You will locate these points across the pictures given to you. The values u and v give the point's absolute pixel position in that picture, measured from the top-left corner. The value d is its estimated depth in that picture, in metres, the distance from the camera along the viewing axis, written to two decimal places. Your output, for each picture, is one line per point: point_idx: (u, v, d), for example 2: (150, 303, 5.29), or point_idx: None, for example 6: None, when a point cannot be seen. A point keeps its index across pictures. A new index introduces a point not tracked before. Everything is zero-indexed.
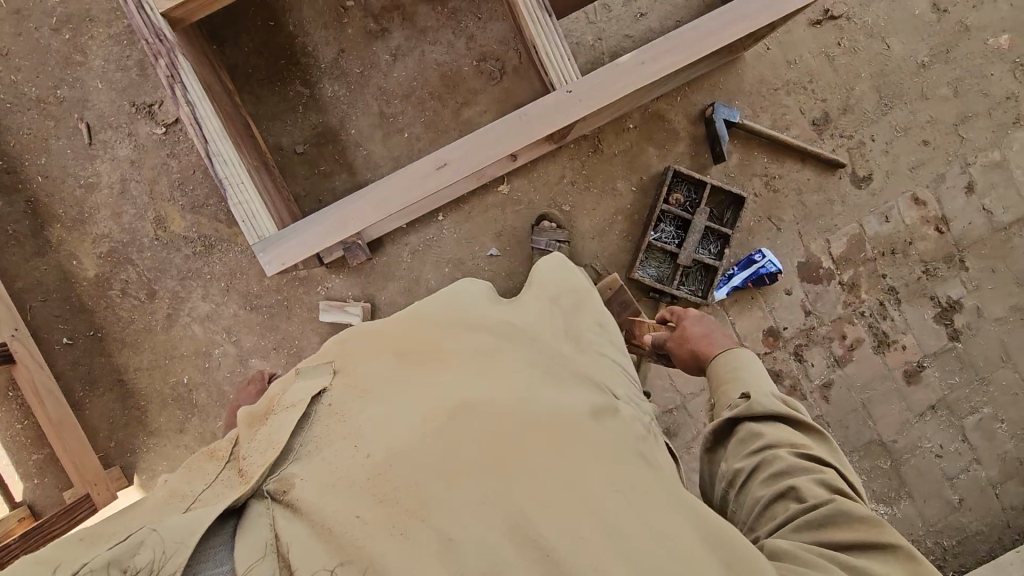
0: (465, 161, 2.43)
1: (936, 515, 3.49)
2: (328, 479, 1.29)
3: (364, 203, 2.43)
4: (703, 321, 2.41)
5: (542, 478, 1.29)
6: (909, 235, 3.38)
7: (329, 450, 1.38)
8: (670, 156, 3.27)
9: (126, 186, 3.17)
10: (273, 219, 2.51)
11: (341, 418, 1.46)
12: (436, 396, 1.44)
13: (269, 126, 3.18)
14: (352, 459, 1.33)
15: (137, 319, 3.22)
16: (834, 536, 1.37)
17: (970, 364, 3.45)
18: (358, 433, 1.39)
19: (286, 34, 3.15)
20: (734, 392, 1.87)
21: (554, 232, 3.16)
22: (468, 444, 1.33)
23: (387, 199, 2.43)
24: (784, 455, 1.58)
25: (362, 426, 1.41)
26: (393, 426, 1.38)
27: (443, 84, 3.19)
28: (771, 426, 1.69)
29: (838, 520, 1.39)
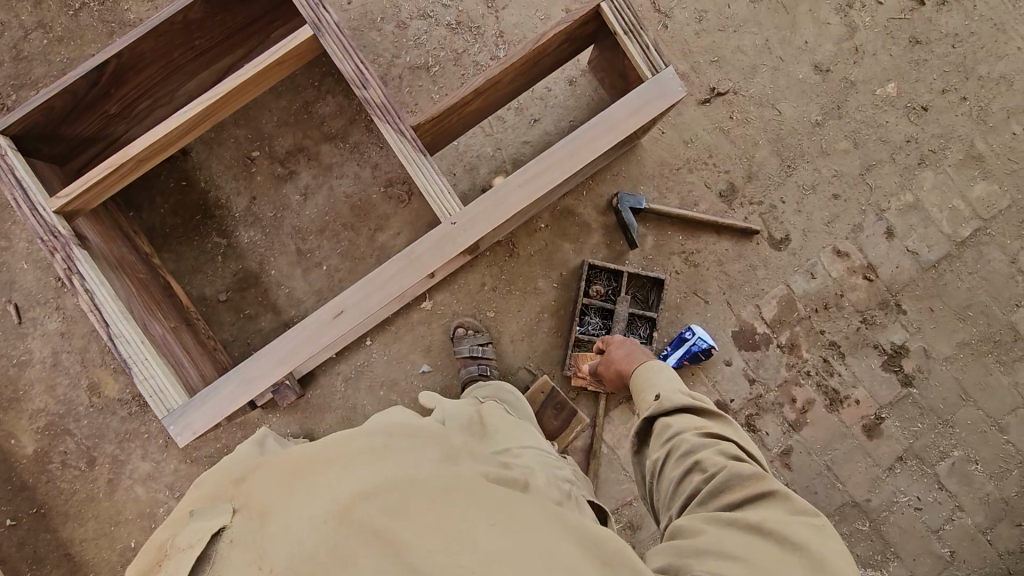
0: (361, 305, 2.52)
1: (929, 572, 3.30)
2: None
3: (267, 362, 2.49)
4: (626, 344, 2.69)
5: (454, 540, 1.26)
6: (839, 288, 3.33)
7: (229, 570, 1.26)
8: (586, 248, 3.28)
9: (58, 358, 3.24)
10: (183, 388, 2.56)
11: (241, 548, 1.30)
12: (338, 490, 1.35)
13: (192, 279, 3.27)
14: None
15: (79, 488, 3.25)
16: (727, 498, 1.62)
17: (931, 409, 3.32)
18: (256, 546, 1.29)
19: (198, 190, 3.28)
20: (649, 394, 2.16)
21: (474, 335, 3.18)
22: (377, 522, 1.27)
23: (292, 353, 2.50)
24: (688, 438, 1.83)
25: (261, 538, 1.30)
26: (292, 528, 1.28)
27: (354, 214, 3.28)
28: (678, 417, 1.95)
29: (731, 483, 1.64)
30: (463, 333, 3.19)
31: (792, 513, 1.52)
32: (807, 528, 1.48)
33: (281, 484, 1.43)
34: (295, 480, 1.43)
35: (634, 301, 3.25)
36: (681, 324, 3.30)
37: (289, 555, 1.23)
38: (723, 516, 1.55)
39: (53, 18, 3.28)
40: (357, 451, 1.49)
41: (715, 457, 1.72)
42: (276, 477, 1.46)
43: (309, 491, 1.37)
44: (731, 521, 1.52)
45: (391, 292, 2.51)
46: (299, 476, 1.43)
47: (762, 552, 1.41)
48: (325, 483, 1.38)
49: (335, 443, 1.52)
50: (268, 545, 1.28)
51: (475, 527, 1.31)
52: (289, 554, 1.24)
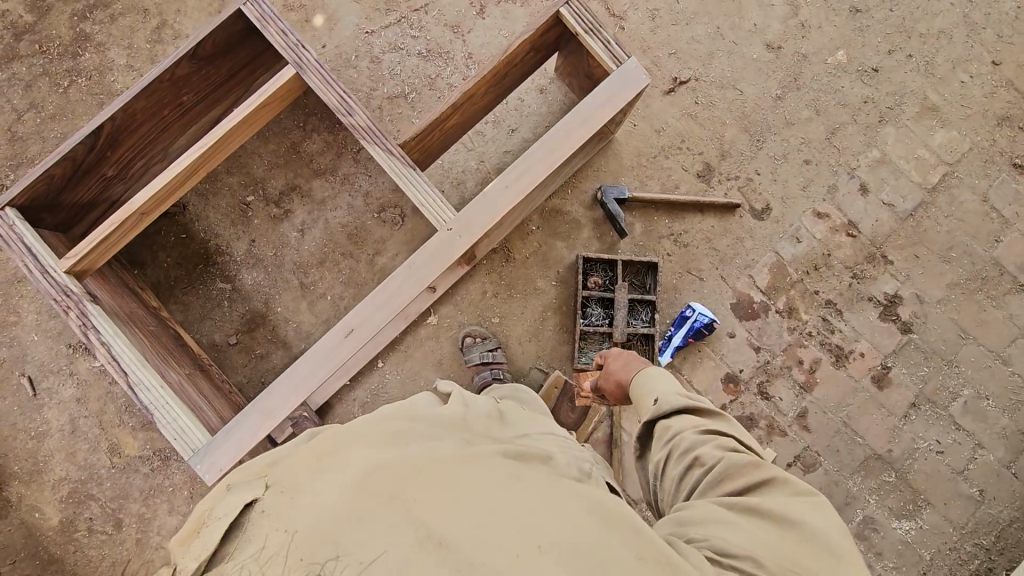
0: (371, 321, 2.58)
1: (963, 515, 3.33)
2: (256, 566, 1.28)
3: (284, 389, 2.53)
4: (622, 356, 2.58)
5: (468, 514, 1.38)
6: (825, 248, 3.45)
7: (259, 531, 1.39)
8: (578, 243, 3.39)
9: (76, 424, 3.26)
10: (205, 427, 2.58)
11: (272, 512, 1.43)
12: (356, 467, 1.49)
13: (201, 327, 3.33)
14: (278, 541, 1.33)
15: (109, 552, 3.22)
16: (729, 489, 1.69)
17: (935, 351, 3.41)
18: (285, 511, 1.41)
19: (198, 240, 3.37)
20: (646, 399, 2.15)
21: (483, 343, 3.25)
22: (387, 491, 1.40)
23: (308, 376, 2.56)
24: (688, 436, 1.87)
25: (290, 505, 1.43)
26: (320, 497, 1.41)
27: (352, 243, 3.38)
28: (676, 416, 1.97)
29: (731, 474, 1.71)
30: (473, 341, 3.26)
31: (791, 500, 1.61)
32: (807, 514, 1.57)
33: (308, 467, 1.57)
34: (321, 463, 1.57)
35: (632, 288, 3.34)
36: (681, 303, 3.39)
37: (317, 519, 1.35)
38: (722, 504, 1.64)
39: (43, 97, 3.41)
40: (376, 442, 1.63)
41: (718, 444, 1.79)
42: (302, 460, 1.61)
43: (333, 472, 1.50)
44: (728, 506, 1.63)
45: (399, 304, 2.58)
46: (323, 461, 1.58)
47: (759, 539, 1.52)
48: (348, 463, 1.52)
49: (356, 433, 1.67)
50: (294, 510, 1.40)
51: (489, 505, 1.43)
52: (315, 516, 1.36)
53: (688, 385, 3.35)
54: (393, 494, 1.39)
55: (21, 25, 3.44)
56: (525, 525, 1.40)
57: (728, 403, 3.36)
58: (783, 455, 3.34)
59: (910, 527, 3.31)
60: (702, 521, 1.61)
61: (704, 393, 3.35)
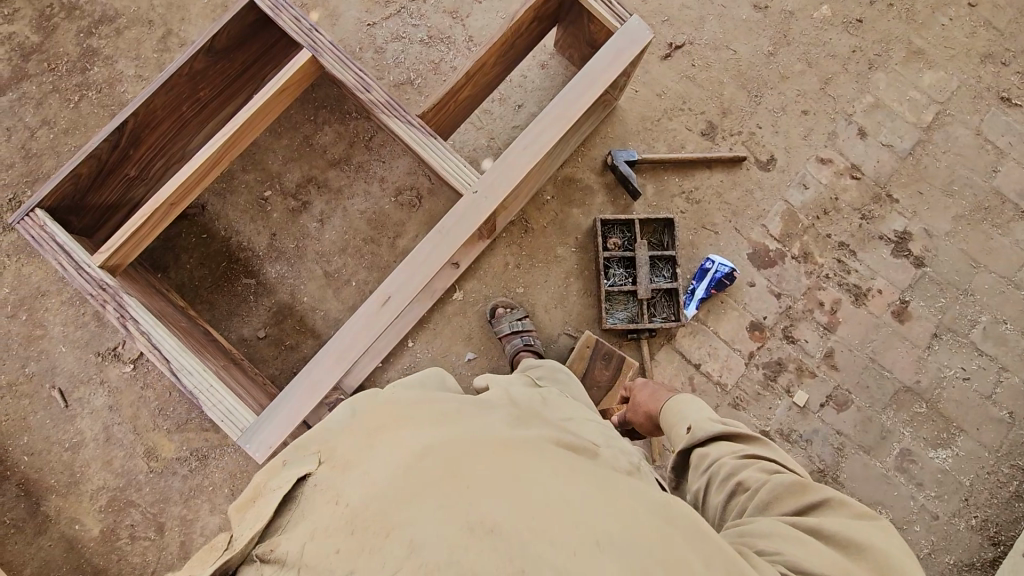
0: (405, 288, 2.62)
1: (996, 438, 3.39)
2: (310, 534, 1.37)
3: (327, 360, 2.58)
4: (648, 385, 2.79)
5: (510, 491, 1.41)
6: (832, 192, 3.55)
7: (311, 509, 1.46)
8: (594, 209, 3.47)
9: (110, 432, 3.24)
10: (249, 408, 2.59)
11: (324, 488, 1.51)
12: (404, 450, 1.55)
13: (229, 324, 3.34)
14: (331, 512, 1.41)
15: (154, 557, 3.18)
16: (778, 509, 1.73)
17: (948, 282, 3.50)
18: (338, 490, 1.48)
19: (219, 239, 3.40)
20: (682, 429, 2.26)
21: (513, 316, 3.22)
22: (433, 471, 1.45)
23: (349, 348, 2.59)
24: (728, 461, 1.94)
25: (342, 484, 1.50)
26: (373, 478, 1.46)
27: (371, 228, 3.42)
28: (713, 444, 2.06)
29: (778, 493, 1.75)
30: (502, 314, 3.25)
31: (854, 522, 1.61)
32: (869, 534, 1.57)
33: (360, 448, 1.63)
34: (372, 445, 1.63)
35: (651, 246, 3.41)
36: (700, 257, 3.46)
37: (370, 499, 1.40)
38: (779, 521, 1.67)
39: (54, 114, 3.46)
40: (427, 430, 1.67)
41: (765, 469, 1.85)
42: (354, 442, 1.68)
43: (386, 455, 1.55)
44: (788, 524, 1.65)
45: (430, 270, 2.62)
46: (374, 444, 1.63)
47: (822, 553, 1.53)
48: (398, 448, 1.57)
49: (404, 421, 1.72)
50: (346, 490, 1.47)
51: (540, 491, 1.44)
52: (367, 498, 1.41)
53: (715, 336, 3.41)
54: (444, 478, 1.43)
55: (28, 46, 3.50)
56: (567, 502, 1.43)
57: (755, 350, 3.41)
58: (815, 396, 3.38)
59: (946, 455, 3.36)
60: (762, 536, 1.63)
61: (732, 343, 3.41)
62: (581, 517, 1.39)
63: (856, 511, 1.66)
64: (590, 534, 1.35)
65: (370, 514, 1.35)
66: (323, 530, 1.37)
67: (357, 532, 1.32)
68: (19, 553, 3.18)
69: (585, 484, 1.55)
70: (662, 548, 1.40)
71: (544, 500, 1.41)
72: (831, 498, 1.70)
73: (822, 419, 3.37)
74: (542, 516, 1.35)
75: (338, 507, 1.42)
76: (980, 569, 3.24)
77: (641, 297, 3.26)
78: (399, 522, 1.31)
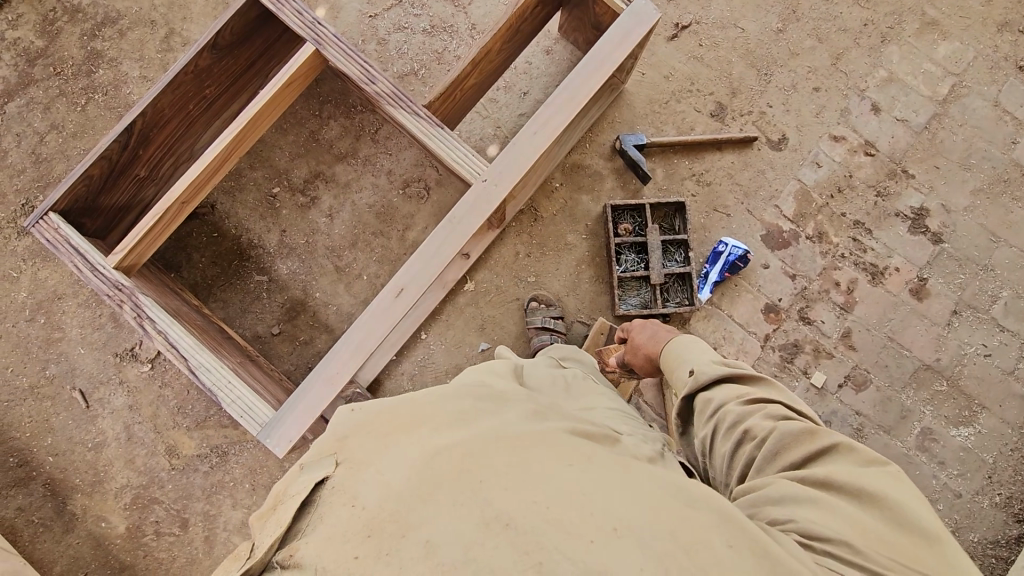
0: (418, 279, 2.61)
1: (1019, 414, 3.34)
2: (327, 535, 1.37)
3: (343, 353, 2.58)
4: (646, 325, 2.70)
5: (526, 484, 1.41)
6: (846, 170, 3.49)
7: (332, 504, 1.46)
8: (603, 195, 3.43)
9: (131, 431, 3.29)
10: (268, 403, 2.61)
11: (339, 486, 1.50)
12: (416, 446, 1.55)
13: (243, 321, 3.36)
14: (347, 513, 1.41)
15: (179, 553, 3.23)
16: (787, 459, 1.78)
17: (967, 257, 3.43)
18: (358, 484, 1.48)
19: (230, 237, 3.41)
20: (682, 370, 2.27)
21: (547, 309, 3.27)
22: (448, 468, 1.45)
23: (364, 341, 2.59)
24: (733, 408, 1.97)
25: (363, 477, 1.49)
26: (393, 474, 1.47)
27: (380, 221, 3.42)
28: (716, 388, 2.09)
29: (786, 442, 1.80)
30: (536, 306, 3.29)
31: (862, 474, 1.66)
32: (879, 487, 1.62)
33: (379, 437, 1.62)
34: (389, 436, 1.61)
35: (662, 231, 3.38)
36: (712, 240, 3.42)
37: (391, 496, 1.41)
38: (790, 479, 1.71)
39: (62, 118, 3.47)
40: (444, 419, 1.66)
41: (774, 417, 1.86)
42: (371, 433, 1.64)
43: (409, 448, 1.54)
44: (799, 481, 1.70)
45: (442, 261, 2.61)
46: (392, 438, 1.60)
47: (835, 511, 1.59)
48: (417, 444, 1.56)
49: (414, 412, 1.70)
50: (366, 485, 1.47)
51: (559, 479, 1.45)
52: (388, 495, 1.41)
53: (731, 318, 3.38)
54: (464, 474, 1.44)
55: (33, 51, 3.51)
56: (583, 491, 1.43)
57: (771, 332, 3.38)
58: (833, 377, 3.35)
59: (968, 433, 3.32)
60: (776, 498, 1.68)
61: (747, 325, 3.37)
62: (599, 503, 1.40)
63: (865, 456, 1.70)
64: (606, 523, 1.35)
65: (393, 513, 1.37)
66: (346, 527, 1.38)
67: (382, 529, 1.34)
68: (48, 552, 3.24)
69: (599, 469, 1.55)
70: (681, 533, 1.39)
71: (560, 490, 1.41)
72: (840, 447, 1.74)
73: (840, 400, 3.34)
74: (557, 509, 1.36)
75: (361, 500, 1.43)
76: (1005, 546, 3.21)
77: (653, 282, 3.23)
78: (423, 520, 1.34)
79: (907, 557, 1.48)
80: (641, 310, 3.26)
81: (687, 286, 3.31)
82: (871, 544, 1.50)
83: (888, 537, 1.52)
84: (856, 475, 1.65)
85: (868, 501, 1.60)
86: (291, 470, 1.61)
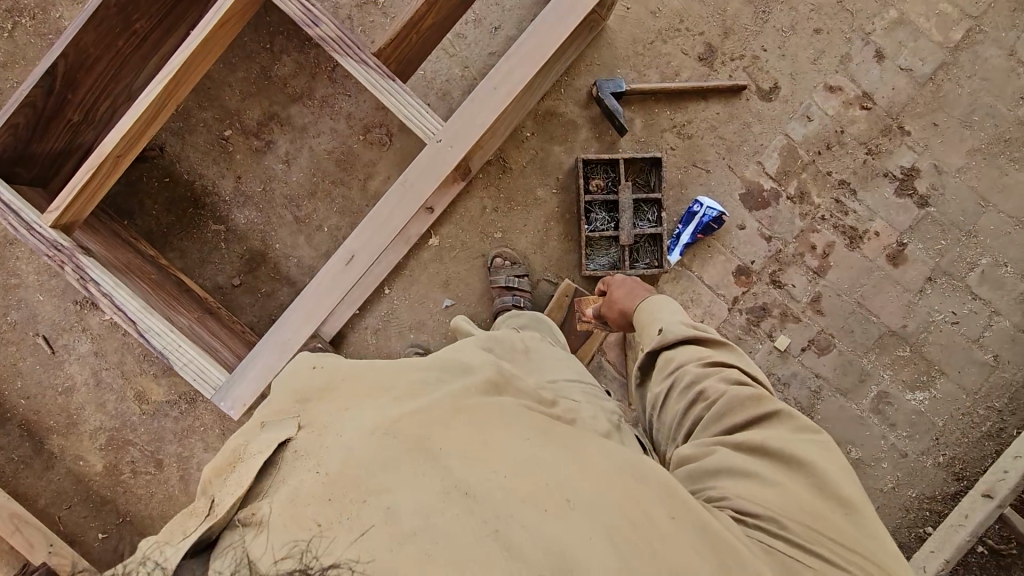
0: (368, 245, 2.52)
1: (977, 381, 3.38)
2: (287, 496, 1.28)
3: (294, 319, 2.56)
4: (625, 280, 2.66)
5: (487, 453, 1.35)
6: (838, 124, 3.27)
7: (289, 468, 1.34)
8: (577, 146, 3.23)
9: (99, 377, 3.32)
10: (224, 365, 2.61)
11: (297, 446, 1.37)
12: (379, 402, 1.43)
13: (203, 271, 3.29)
14: (306, 473, 1.31)
15: (156, 490, 3.39)
16: (731, 421, 1.76)
17: (951, 223, 3.30)
18: (313, 447, 1.36)
19: (183, 182, 3.25)
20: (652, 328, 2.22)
21: (511, 268, 3.19)
22: (411, 431, 1.35)
23: (314, 308, 2.56)
24: (691, 369, 1.95)
25: (319, 439, 1.37)
26: (344, 436, 1.35)
27: (340, 169, 3.24)
28: (681, 348, 2.05)
29: (732, 406, 1.78)
30: (501, 263, 3.20)
31: (808, 449, 1.64)
32: (823, 464, 1.60)
33: (331, 396, 1.48)
34: (344, 396, 1.47)
35: (637, 189, 3.22)
36: (688, 198, 3.27)
37: (343, 462, 1.30)
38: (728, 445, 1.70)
39: None
40: (399, 378, 1.52)
41: (728, 384, 1.82)
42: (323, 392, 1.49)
43: (359, 409, 1.42)
44: (733, 446, 1.69)
45: (396, 225, 2.51)
46: (344, 396, 1.47)
47: (769, 482, 1.58)
48: (375, 404, 1.44)
49: (380, 367, 1.55)
50: (322, 448, 1.35)
51: (514, 450, 1.39)
52: (343, 460, 1.31)
53: (700, 280, 3.32)
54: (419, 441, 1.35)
55: None
56: (544, 460, 1.39)
57: (739, 296, 3.33)
58: (797, 341, 3.34)
59: (923, 398, 3.38)
60: (715, 467, 1.67)
61: (716, 288, 3.32)
62: (559, 475, 1.36)
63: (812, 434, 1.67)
64: (563, 495, 1.32)
65: (350, 481, 1.28)
66: (304, 494, 1.27)
67: (341, 500, 1.25)
68: (31, 486, 3.39)
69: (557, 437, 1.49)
70: (638, 507, 1.36)
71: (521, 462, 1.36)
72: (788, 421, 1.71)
73: (802, 363, 3.35)
74: (517, 479, 1.32)
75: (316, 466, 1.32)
76: (941, 502, 3.36)
77: (622, 243, 3.12)
78: (381, 491, 1.26)
79: (836, 534, 1.48)
80: (608, 272, 3.16)
81: (658, 248, 3.19)
82: (803, 522, 1.49)
83: (822, 511, 1.51)
84: (798, 448, 1.62)
85: (810, 477, 1.59)
86: (249, 426, 1.43)
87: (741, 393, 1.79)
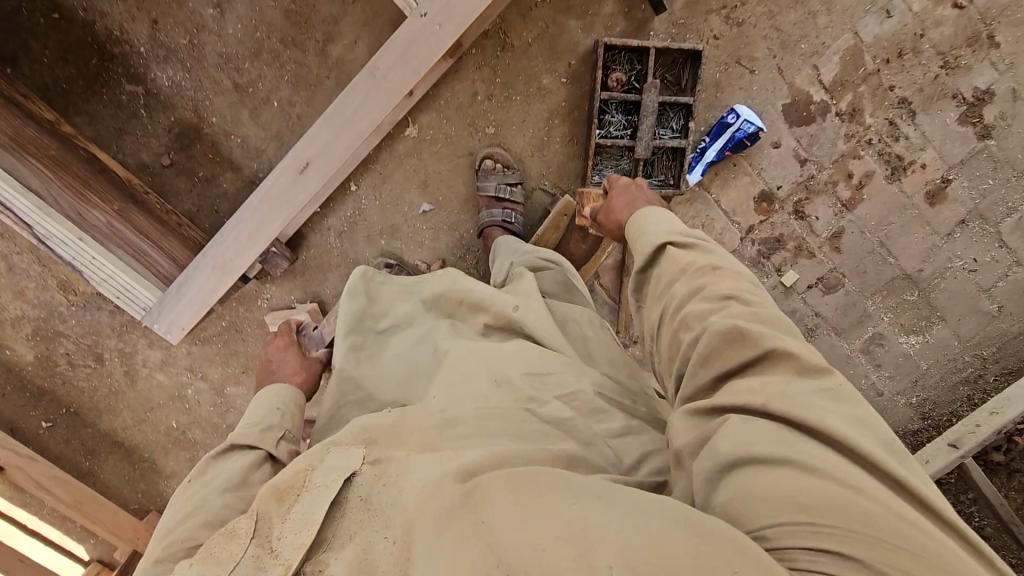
0: (325, 151, 2.27)
1: (973, 329, 3.25)
2: (354, 556, 1.17)
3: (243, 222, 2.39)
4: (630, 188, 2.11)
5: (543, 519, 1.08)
6: (918, 26, 2.66)
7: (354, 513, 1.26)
8: (597, 23, 2.55)
9: (12, 261, 2.85)
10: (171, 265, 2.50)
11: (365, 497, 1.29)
12: (441, 458, 1.33)
13: (120, 145, 2.63)
14: (372, 536, 1.20)
15: (99, 384, 3.12)
16: (724, 365, 1.33)
17: (1008, 161, 2.89)
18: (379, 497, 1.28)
19: (81, 23, 2.48)
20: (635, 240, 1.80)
21: (504, 175, 2.67)
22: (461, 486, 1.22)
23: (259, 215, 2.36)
24: (675, 293, 1.53)
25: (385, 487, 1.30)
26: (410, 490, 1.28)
27: (292, 24, 2.50)
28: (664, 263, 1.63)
29: (726, 347, 1.34)
30: (490, 168, 2.68)
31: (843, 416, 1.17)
32: (867, 441, 1.14)
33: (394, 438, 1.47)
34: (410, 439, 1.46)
35: (664, 87, 2.61)
36: (722, 105, 2.71)
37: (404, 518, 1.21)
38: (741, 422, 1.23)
39: None
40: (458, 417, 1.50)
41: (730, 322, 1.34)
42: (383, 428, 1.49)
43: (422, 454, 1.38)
44: (744, 421, 1.23)
45: (364, 126, 2.24)
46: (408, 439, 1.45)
47: (803, 470, 1.11)
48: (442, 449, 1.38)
49: (445, 414, 1.51)
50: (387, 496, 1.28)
51: (569, 485, 1.17)
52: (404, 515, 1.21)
53: (716, 204, 2.90)
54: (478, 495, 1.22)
55: None
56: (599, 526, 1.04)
57: (756, 225, 2.96)
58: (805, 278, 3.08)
59: (915, 342, 3.27)
60: (718, 455, 1.21)
61: (732, 214, 2.93)
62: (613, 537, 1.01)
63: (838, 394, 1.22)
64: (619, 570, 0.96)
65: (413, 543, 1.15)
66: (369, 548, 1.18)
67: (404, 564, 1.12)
68: None
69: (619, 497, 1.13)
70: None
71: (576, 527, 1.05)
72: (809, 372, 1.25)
73: (803, 301, 3.13)
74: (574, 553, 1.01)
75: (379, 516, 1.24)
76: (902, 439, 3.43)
77: (638, 155, 2.59)
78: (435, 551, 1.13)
79: (932, 557, 0.98)
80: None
81: (678, 164, 2.68)
82: (857, 526, 1.01)
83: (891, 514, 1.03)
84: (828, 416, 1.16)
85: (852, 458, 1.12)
86: (314, 453, 1.42)
87: (746, 337, 1.32)
